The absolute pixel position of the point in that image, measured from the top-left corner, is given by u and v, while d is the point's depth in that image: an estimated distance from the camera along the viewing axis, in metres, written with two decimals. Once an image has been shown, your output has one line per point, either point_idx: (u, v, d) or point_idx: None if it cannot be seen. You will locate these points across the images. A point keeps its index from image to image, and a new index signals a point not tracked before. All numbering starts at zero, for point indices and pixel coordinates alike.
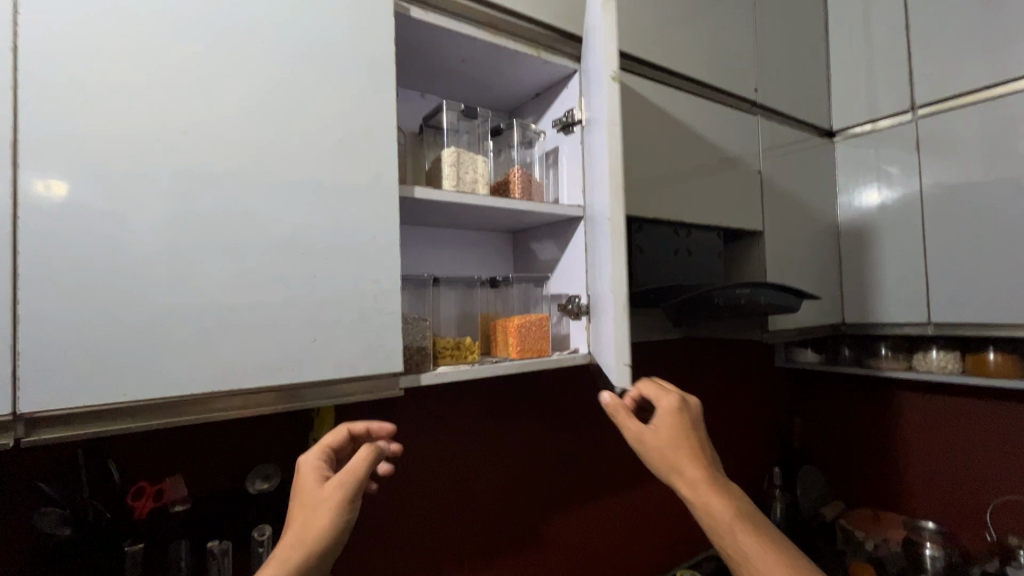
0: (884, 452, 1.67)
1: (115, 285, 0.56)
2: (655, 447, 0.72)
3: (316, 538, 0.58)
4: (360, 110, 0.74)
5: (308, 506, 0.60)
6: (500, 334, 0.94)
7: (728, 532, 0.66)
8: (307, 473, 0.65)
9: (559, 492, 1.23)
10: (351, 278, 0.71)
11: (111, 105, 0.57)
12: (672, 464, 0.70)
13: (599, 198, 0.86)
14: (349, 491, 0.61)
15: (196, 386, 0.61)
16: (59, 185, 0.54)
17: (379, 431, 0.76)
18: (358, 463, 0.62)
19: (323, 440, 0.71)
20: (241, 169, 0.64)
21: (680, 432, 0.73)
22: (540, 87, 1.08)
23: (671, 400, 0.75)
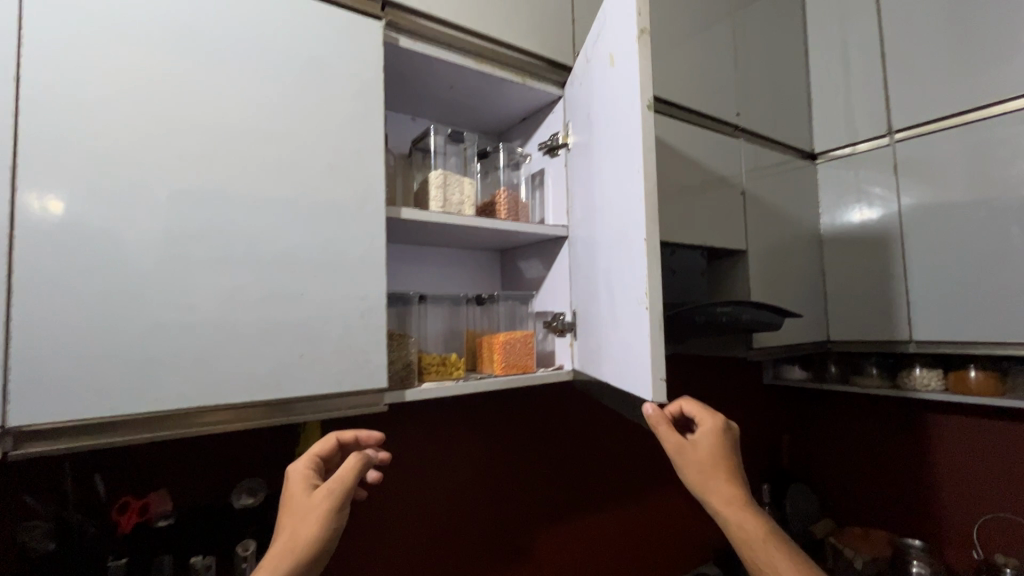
0: (871, 469, 1.68)
1: (109, 301, 0.58)
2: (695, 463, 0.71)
3: (305, 545, 0.59)
4: (349, 134, 0.77)
5: (297, 514, 0.62)
6: (486, 351, 0.96)
7: (757, 549, 0.66)
8: (295, 482, 0.67)
9: (546, 509, 1.24)
10: (337, 295, 0.74)
11: (110, 129, 0.60)
12: (710, 482, 0.70)
13: (613, 202, 0.80)
14: (335, 502, 0.63)
15: (184, 400, 0.62)
16: (56, 203, 0.57)
17: (367, 439, 0.78)
18: (347, 472, 0.64)
19: (312, 448, 0.73)
20: (231, 191, 0.67)
21: (721, 452, 0.72)
22: (527, 111, 1.12)
23: (714, 420, 0.75)
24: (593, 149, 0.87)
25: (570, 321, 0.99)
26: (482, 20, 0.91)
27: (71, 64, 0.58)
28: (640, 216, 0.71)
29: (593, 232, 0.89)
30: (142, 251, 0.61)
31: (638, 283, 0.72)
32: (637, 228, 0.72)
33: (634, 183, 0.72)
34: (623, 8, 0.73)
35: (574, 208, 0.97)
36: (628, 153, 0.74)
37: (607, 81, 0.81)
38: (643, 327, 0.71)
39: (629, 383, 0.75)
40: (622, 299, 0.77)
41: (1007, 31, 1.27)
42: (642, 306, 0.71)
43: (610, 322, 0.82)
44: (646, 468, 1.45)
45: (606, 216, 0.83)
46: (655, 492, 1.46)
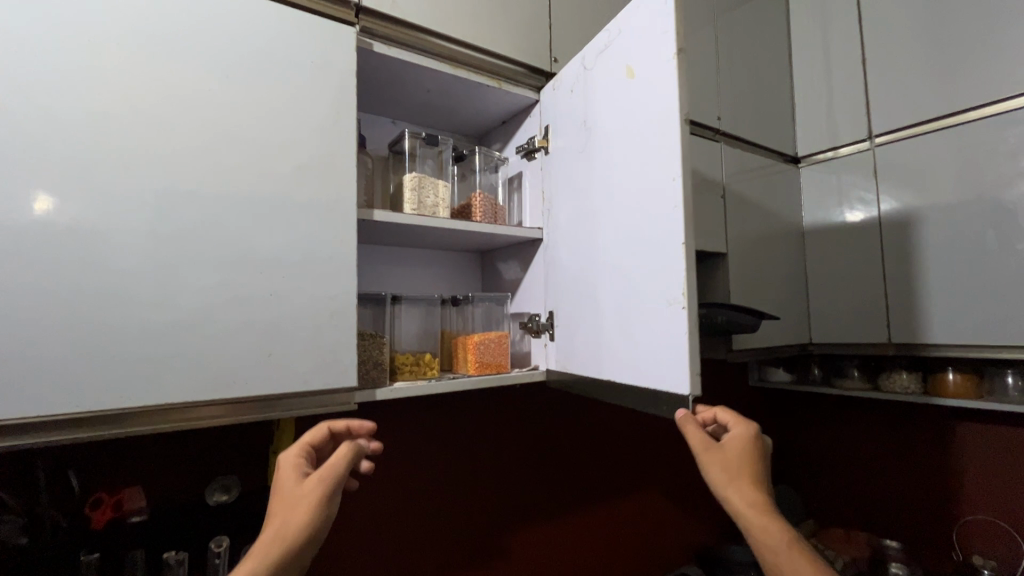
0: (853, 471, 1.69)
1: (79, 299, 0.60)
2: (724, 463, 0.65)
3: (297, 534, 0.58)
4: (321, 138, 0.78)
5: (288, 501, 0.60)
6: (461, 351, 0.98)
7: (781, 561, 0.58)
8: (286, 470, 0.65)
9: (525, 507, 1.25)
10: (307, 295, 0.75)
11: (87, 132, 0.62)
12: (740, 483, 0.63)
13: (626, 202, 0.77)
14: (329, 489, 0.62)
15: (153, 396, 0.64)
16: (44, 201, 0.59)
17: (359, 429, 0.77)
18: (340, 460, 0.64)
19: (303, 437, 0.71)
20: (202, 193, 0.68)
21: (753, 459, 0.66)
22: (506, 115, 1.14)
23: (747, 426, 0.69)
24: (599, 153, 0.84)
25: (544, 322, 1.01)
26: (456, 26, 0.93)
27: (70, 68, 0.61)
28: (669, 220, 0.69)
29: (594, 235, 0.86)
30: (114, 251, 0.62)
31: (668, 283, 0.69)
32: (666, 229, 0.69)
33: (662, 186, 0.70)
34: (650, 15, 0.72)
35: (565, 212, 0.95)
36: (652, 157, 0.72)
37: (620, 89, 0.79)
38: (674, 329, 0.68)
39: (657, 384, 0.71)
40: (642, 301, 0.74)
41: (982, 38, 1.29)
42: (671, 307, 0.68)
43: (619, 326, 0.79)
44: (626, 468, 1.47)
45: (616, 219, 0.80)
46: (635, 492, 1.48)
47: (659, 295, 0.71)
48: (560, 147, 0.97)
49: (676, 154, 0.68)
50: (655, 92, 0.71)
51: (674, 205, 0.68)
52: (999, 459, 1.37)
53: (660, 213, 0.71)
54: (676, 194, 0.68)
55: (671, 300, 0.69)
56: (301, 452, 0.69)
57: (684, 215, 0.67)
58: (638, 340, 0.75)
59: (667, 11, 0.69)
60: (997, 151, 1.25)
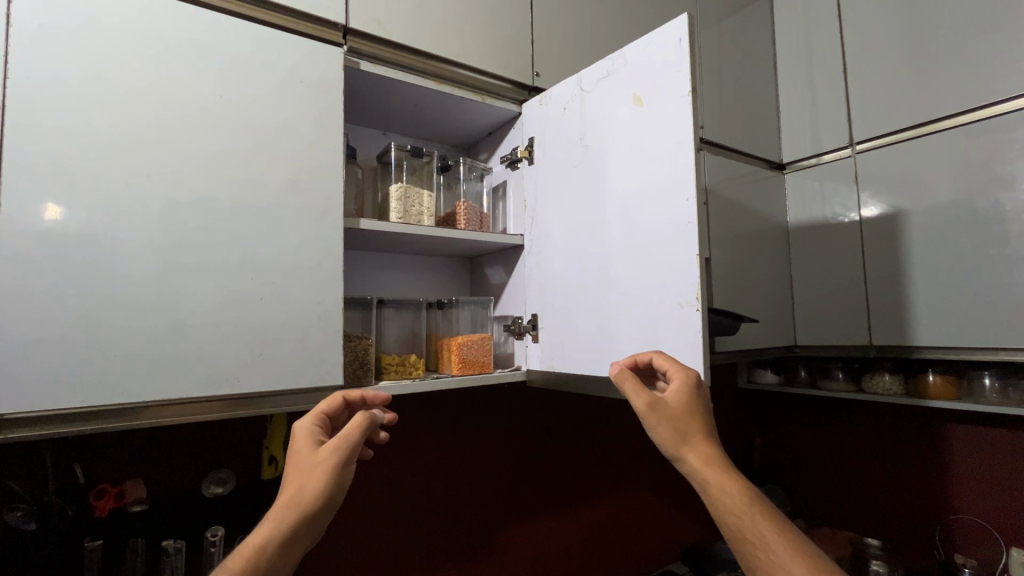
0: (837, 472, 1.71)
1: (83, 301, 0.65)
2: (667, 420, 0.66)
3: (311, 499, 0.62)
4: (309, 152, 0.84)
5: (304, 468, 0.65)
6: (445, 352, 1.03)
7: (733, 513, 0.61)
8: (302, 437, 0.70)
9: (511, 503, 1.30)
10: (296, 298, 0.80)
11: (93, 148, 0.67)
12: (690, 442, 0.66)
13: (635, 214, 0.83)
14: (344, 455, 0.66)
15: (151, 392, 0.69)
16: (55, 208, 0.65)
17: (373, 399, 0.81)
18: (353, 429, 0.67)
19: (319, 406, 0.75)
20: (197, 204, 0.73)
21: (695, 409, 0.68)
22: (491, 126, 1.19)
23: (685, 373, 0.70)
24: (599, 169, 0.90)
25: (526, 324, 1.05)
26: (440, 44, 0.98)
27: (78, 90, 0.67)
28: (681, 233, 0.76)
29: (592, 245, 0.91)
30: (115, 257, 0.68)
31: (679, 286, 0.76)
32: (679, 243, 0.76)
33: (674, 203, 0.77)
34: (661, 51, 0.80)
35: (557, 222, 0.99)
36: (664, 177, 0.79)
37: (625, 114, 0.85)
38: (687, 329, 0.74)
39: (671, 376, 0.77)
40: (650, 305, 0.80)
41: (956, 49, 1.32)
42: (682, 310, 0.75)
43: (623, 329, 0.84)
44: (612, 467, 1.51)
45: (619, 230, 0.86)
46: (621, 491, 1.51)
47: (672, 298, 0.76)
48: (548, 159, 1.02)
49: (687, 176, 0.75)
50: (665, 120, 0.78)
51: (687, 221, 0.75)
52: (980, 458, 1.39)
53: (672, 227, 0.77)
54: (690, 211, 0.74)
55: (681, 303, 0.75)
56: (316, 420, 0.73)
57: (697, 230, 0.73)
58: (647, 340, 0.80)
59: (681, 51, 0.77)
60: (971, 159, 1.29)
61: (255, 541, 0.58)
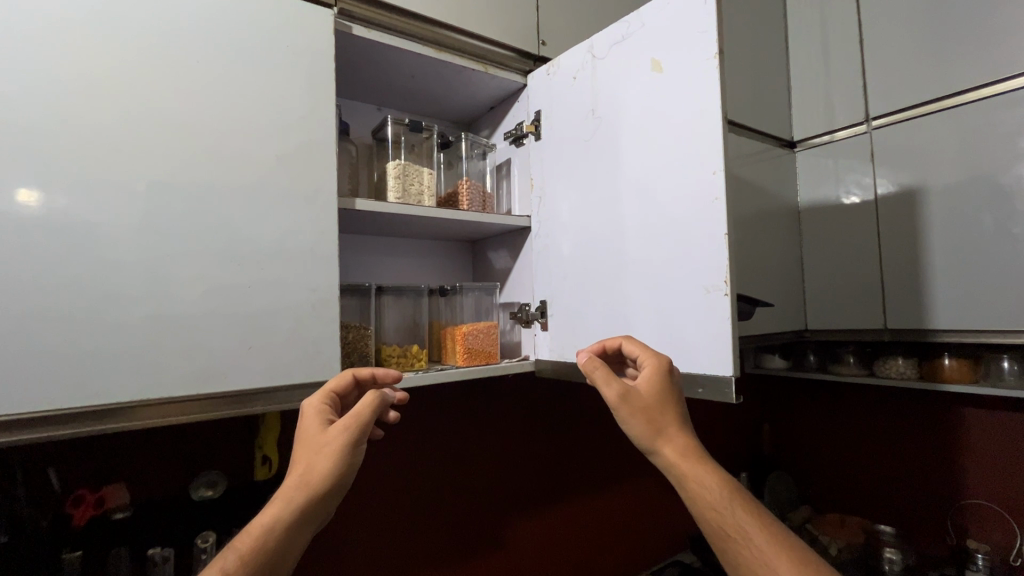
0: (847, 458, 1.68)
1: (49, 293, 0.58)
2: (639, 410, 0.65)
3: (321, 480, 0.59)
4: (298, 125, 0.76)
5: (312, 447, 0.62)
6: (449, 342, 0.96)
7: (714, 503, 0.60)
8: (310, 416, 0.66)
9: (519, 495, 1.25)
10: (288, 287, 0.73)
11: (55, 119, 0.59)
12: (665, 432, 0.64)
13: (656, 191, 0.76)
14: (353, 437, 0.63)
15: (128, 392, 0.62)
16: (27, 194, 0.57)
17: (384, 377, 0.76)
18: (363, 410, 0.64)
19: (327, 384, 0.71)
20: (174, 182, 0.66)
21: (667, 396, 0.67)
22: (493, 101, 1.11)
23: (655, 359, 0.70)
24: (613, 142, 0.83)
25: (534, 311, 0.99)
26: (437, 7, 0.89)
27: (31, 50, 0.58)
28: (707, 211, 0.69)
29: (607, 226, 0.84)
30: (85, 243, 0.60)
31: (707, 269, 0.69)
32: (702, 224, 0.70)
33: (698, 177, 0.70)
34: (682, 10, 0.72)
35: (566, 202, 0.92)
36: (687, 149, 0.72)
37: (642, 82, 0.78)
38: (716, 315, 0.68)
39: (692, 367, 0.70)
40: (672, 290, 0.73)
41: (978, 15, 1.25)
42: (709, 295, 0.69)
43: (645, 316, 0.77)
44: (621, 457, 1.46)
45: (635, 209, 0.79)
46: (630, 481, 1.47)
47: (699, 282, 0.70)
48: (557, 133, 0.94)
49: (713, 147, 0.69)
50: (688, 87, 0.72)
51: (714, 197, 0.68)
52: (995, 443, 1.35)
53: (698, 205, 0.70)
54: (717, 186, 0.68)
55: (707, 288, 0.69)
56: (325, 399, 0.69)
57: (726, 206, 0.67)
58: (671, 328, 0.73)
59: (706, 9, 0.69)
60: (995, 132, 1.22)
61: (265, 521, 0.56)
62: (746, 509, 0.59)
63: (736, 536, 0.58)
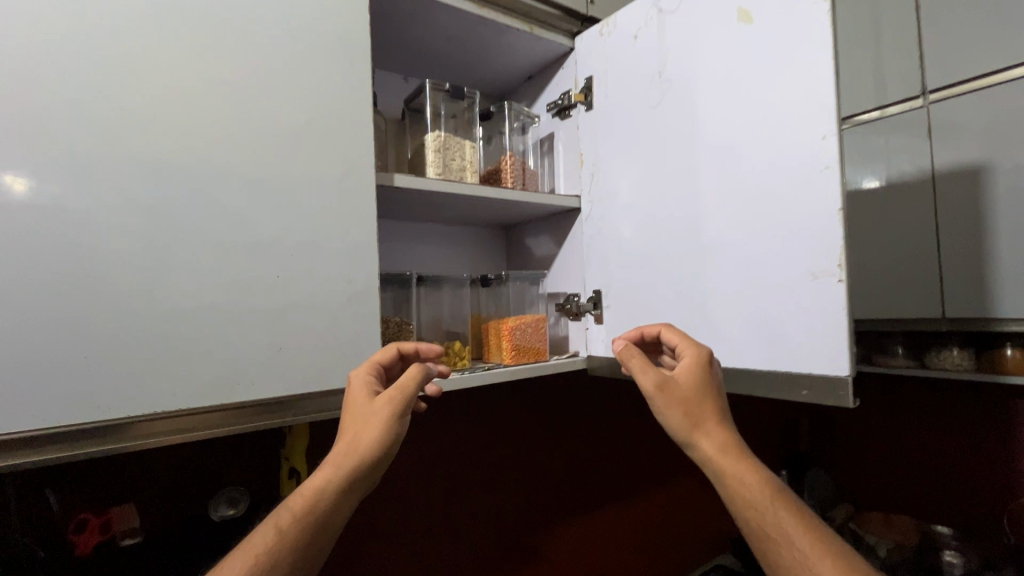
0: (895, 455, 1.59)
1: (40, 294, 0.47)
2: (675, 399, 0.57)
3: (368, 450, 0.53)
4: (328, 88, 0.65)
5: (359, 417, 0.56)
6: (494, 337, 0.86)
7: (762, 508, 0.50)
8: (357, 386, 0.60)
9: (559, 503, 1.15)
10: (322, 276, 0.63)
11: (40, 81, 0.48)
12: (706, 425, 0.56)
13: (744, 162, 0.66)
14: (400, 408, 0.57)
15: (138, 404, 0.52)
16: (18, 181, 0.47)
17: (427, 352, 0.69)
18: (407, 383, 0.58)
19: (374, 357, 0.64)
20: (188, 154, 0.55)
21: (709, 388, 0.59)
22: (533, 69, 1.00)
23: (697, 349, 0.62)
24: (687, 108, 0.72)
25: (585, 303, 0.90)
26: None
27: None
28: (815, 183, 0.59)
29: (680, 204, 0.74)
30: (82, 232, 0.50)
31: (814, 251, 0.59)
32: (806, 199, 0.60)
33: (800, 144, 0.60)
34: None
35: (625, 178, 0.82)
36: (784, 112, 0.62)
37: (724, 36, 0.67)
38: (827, 305, 0.58)
39: (793, 366, 0.61)
40: (765, 277, 0.63)
41: None
42: (816, 282, 0.58)
43: (734, 306, 0.67)
44: (661, 457, 1.36)
45: (715, 184, 0.69)
46: (670, 483, 1.38)
47: (805, 266, 0.59)
48: (613, 101, 0.84)
49: (821, 107, 0.58)
50: (789, 38, 0.61)
51: (824, 165, 0.58)
52: None
53: (802, 176, 0.60)
54: (828, 153, 0.57)
55: (813, 273, 0.59)
56: (372, 369, 0.62)
57: (840, 177, 0.57)
58: (766, 321, 0.64)
59: None
60: None
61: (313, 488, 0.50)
62: (791, 510, 0.50)
63: (778, 539, 0.48)
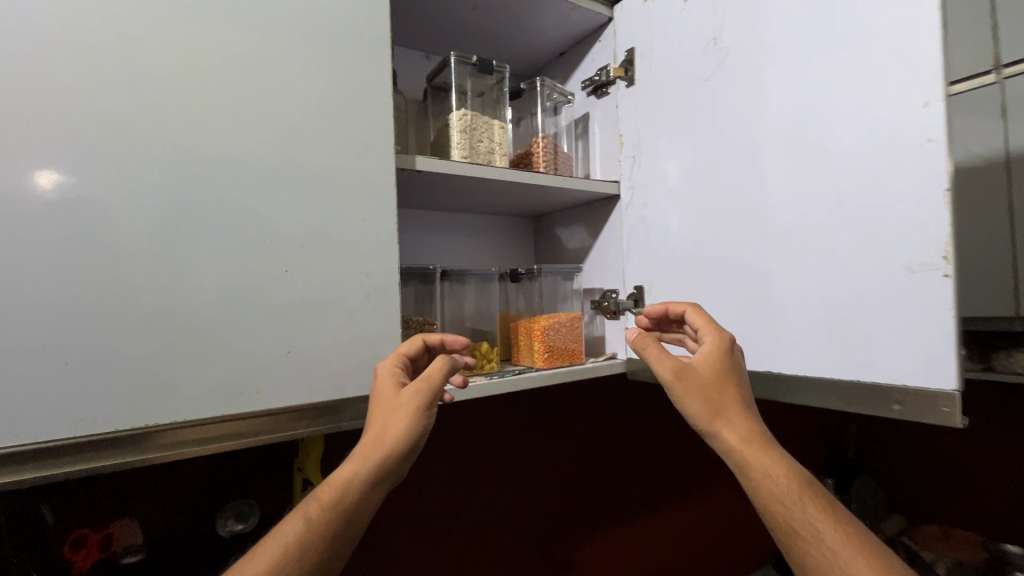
0: (956, 464, 1.44)
1: (19, 297, 0.41)
2: (693, 385, 0.51)
3: (397, 442, 0.50)
4: (342, 59, 0.58)
5: (386, 409, 0.52)
6: (525, 338, 0.79)
7: (791, 503, 0.43)
8: (383, 378, 0.55)
9: (591, 514, 1.06)
10: (337, 270, 0.56)
11: (15, 49, 0.42)
12: (727, 414, 0.49)
13: (821, 137, 0.56)
14: (427, 400, 0.53)
15: (128, 416, 0.45)
16: (47, 177, 0.43)
17: (453, 344, 0.63)
18: (436, 372, 0.54)
19: (400, 348, 0.59)
20: (184, 131, 0.48)
21: (731, 375, 0.52)
22: (566, 43, 0.92)
23: (719, 333, 0.56)
24: (748, 77, 0.63)
25: (625, 300, 0.83)
26: None
27: None
28: (912, 159, 0.49)
29: (739, 188, 0.65)
30: (64, 222, 0.43)
31: (912, 240, 0.49)
32: (902, 179, 0.50)
33: (895, 113, 0.50)
34: None
35: (674, 159, 0.74)
36: (876, 75, 0.51)
37: None
38: (928, 305, 0.48)
39: (881, 376, 0.52)
40: (846, 272, 0.54)
41: None
42: (912, 276, 0.49)
43: (807, 305, 0.58)
44: (701, 464, 1.27)
45: (784, 164, 0.60)
46: (710, 492, 1.29)
47: (901, 258, 0.50)
48: (658, 75, 0.75)
49: (923, 67, 0.48)
50: None
51: (926, 138, 0.48)
52: None
53: (896, 151, 0.50)
54: (932, 123, 0.47)
55: (907, 267, 0.49)
56: (399, 362, 0.58)
57: (946, 150, 0.46)
58: (848, 322, 0.54)
59: None
60: None
61: (342, 480, 0.46)
62: (827, 507, 0.42)
63: (812, 539, 0.41)
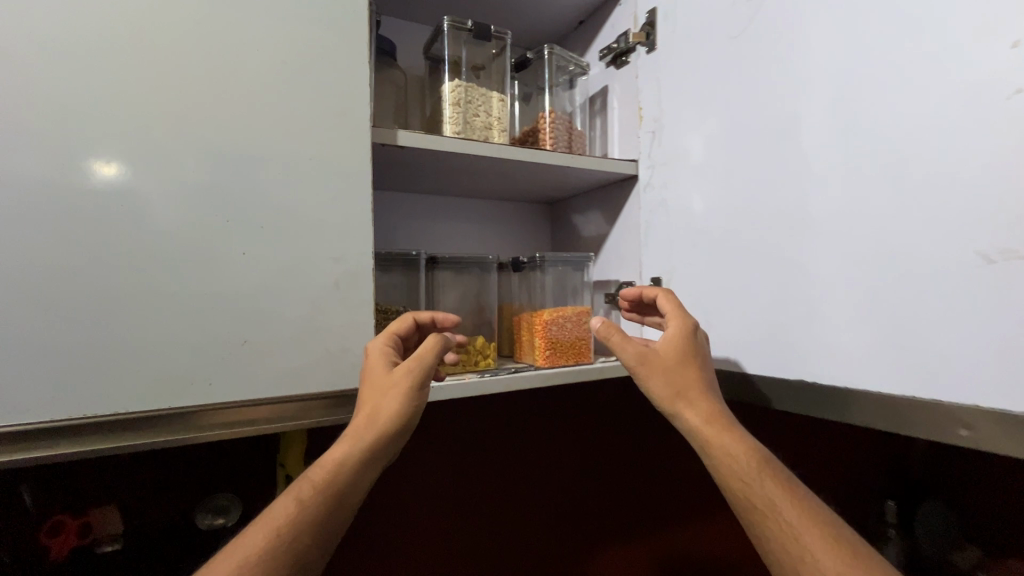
0: None
1: None
2: (653, 368, 0.49)
3: (393, 421, 0.47)
4: (314, 23, 0.53)
5: (379, 388, 0.48)
6: (526, 332, 0.72)
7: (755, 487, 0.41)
8: (374, 356, 0.51)
9: (606, 526, 0.98)
10: (303, 254, 0.52)
11: None
12: (689, 397, 0.47)
13: (873, 97, 0.46)
14: (422, 378, 0.50)
15: (66, 406, 0.43)
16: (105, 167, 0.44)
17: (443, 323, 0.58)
18: (428, 351, 0.51)
19: (390, 326, 0.55)
20: (130, 101, 0.45)
21: (693, 356, 0.50)
22: (585, 10, 0.83)
23: (681, 314, 0.53)
24: (786, 30, 0.53)
25: None
26: None
27: None
28: (994, 118, 0.38)
29: (771, 163, 0.56)
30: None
31: (991, 223, 0.38)
32: (978, 144, 0.39)
33: (972, 61, 0.39)
34: None
35: (698, 133, 0.65)
36: (947, 15, 0.41)
37: None
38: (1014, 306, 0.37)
39: (946, 392, 0.41)
40: (902, 262, 0.44)
41: None
42: (991, 268, 0.38)
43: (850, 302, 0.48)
44: None
45: (827, 132, 0.50)
46: None
47: (977, 244, 0.39)
48: (683, 36, 0.66)
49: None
50: None
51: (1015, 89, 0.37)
52: None
53: (974, 108, 0.39)
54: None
55: (983, 255, 0.39)
56: (389, 341, 0.53)
57: None
58: (902, 324, 0.44)
59: None
60: None
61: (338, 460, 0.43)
62: (790, 491, 0.40)
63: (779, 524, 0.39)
